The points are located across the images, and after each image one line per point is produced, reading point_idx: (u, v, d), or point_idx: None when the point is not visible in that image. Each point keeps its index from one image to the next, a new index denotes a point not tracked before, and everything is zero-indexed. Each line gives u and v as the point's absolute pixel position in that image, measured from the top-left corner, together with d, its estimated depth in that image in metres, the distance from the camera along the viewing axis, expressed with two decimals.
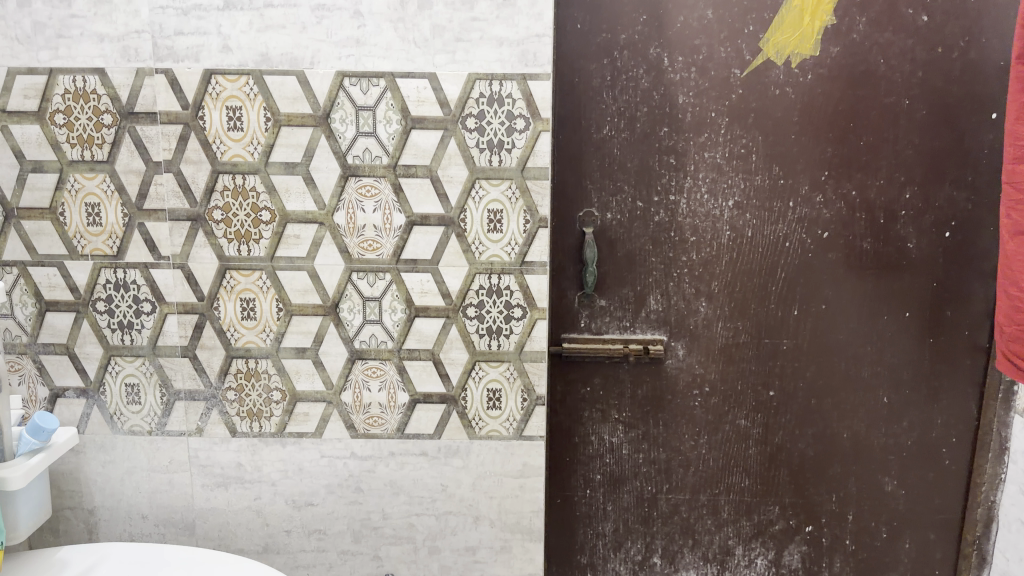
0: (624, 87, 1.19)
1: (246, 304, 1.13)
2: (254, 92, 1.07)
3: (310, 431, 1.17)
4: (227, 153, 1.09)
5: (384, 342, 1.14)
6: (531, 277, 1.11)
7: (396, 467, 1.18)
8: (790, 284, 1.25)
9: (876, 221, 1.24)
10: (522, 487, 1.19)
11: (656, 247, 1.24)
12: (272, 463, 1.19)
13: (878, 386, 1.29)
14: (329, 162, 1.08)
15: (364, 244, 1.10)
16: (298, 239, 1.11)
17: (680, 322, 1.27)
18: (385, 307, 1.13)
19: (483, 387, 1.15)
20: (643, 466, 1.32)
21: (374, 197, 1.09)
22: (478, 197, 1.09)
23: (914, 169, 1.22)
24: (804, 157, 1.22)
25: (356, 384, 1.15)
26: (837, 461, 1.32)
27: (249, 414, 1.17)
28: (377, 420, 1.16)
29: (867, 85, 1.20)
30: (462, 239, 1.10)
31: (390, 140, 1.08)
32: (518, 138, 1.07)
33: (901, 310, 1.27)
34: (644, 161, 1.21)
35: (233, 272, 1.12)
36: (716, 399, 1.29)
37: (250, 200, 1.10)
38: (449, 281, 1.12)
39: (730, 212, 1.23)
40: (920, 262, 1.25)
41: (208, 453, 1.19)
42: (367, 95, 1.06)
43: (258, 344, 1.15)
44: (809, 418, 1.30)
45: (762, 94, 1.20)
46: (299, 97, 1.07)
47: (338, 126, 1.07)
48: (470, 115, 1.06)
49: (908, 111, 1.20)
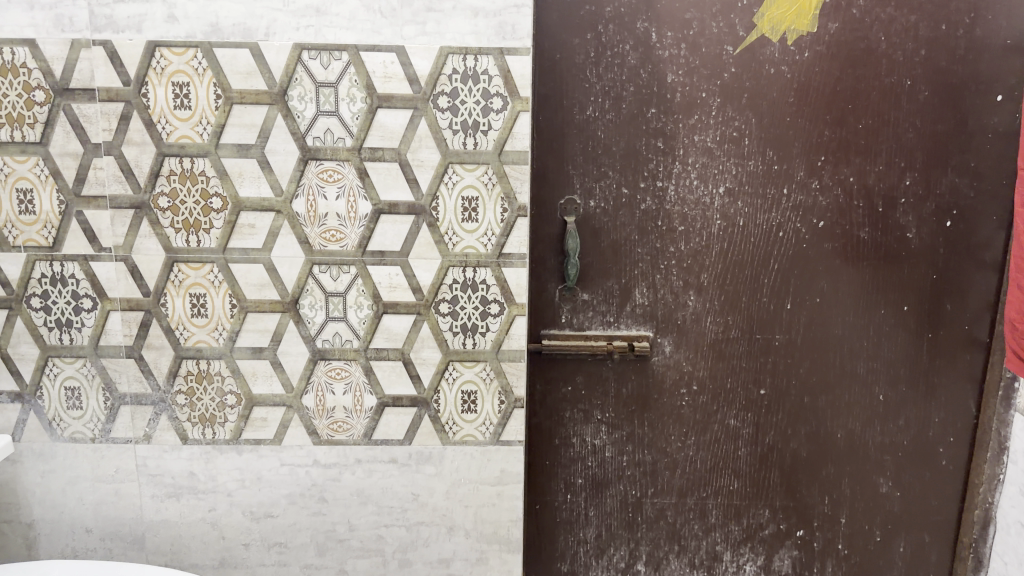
0: (609, 65, 1.10)
1: (196, 300, 1.03)
2: (203, 66, 0.97)
3: (268, 438, 1.08)
4: (174, 134, 0.99)
5: (349, 342, 1.05)
6: (509, 270, 1.03)
7: (364, 475, 1.09)
8: (783, 276, 1.18)
9: (875, 208, 1.16)
10: (499, 495, 1.10)
11: (643, 237, 1.16)
12: (228, 472, 1.10)
13: (875, 383, 1.22)
14: (287, 144, 0.98)
15: (326, 234, 1.01)
16: (253, 229, 1.01)
17: (668, 316, 1.18)
18: (351, 303, 1.03)
19: (457, 389, 1.06)
20: (627, 469, 1.24)
21: (337, 182, 0.99)
22: (451, 182, 1.00)
23: (915, 154, 1.15)
24: (801, 141, 1.14)
25: (318, 387, 1.06)
26: (830, 463, 1.25)
27: (201, 419, 1.08)
28: (342, 426, 1.07)
29: (867, 63, 1.12)
30: (434, 229, 1.01)
31: (355, 120, 0.98)
32: (494, 119, 0.98)
33: (899, 303, 1.20)
34: (631, 144, 1.13)
35: (182, 264, 1.02)
36: (704, 397, 1.22)
37: (199, 185, 1.00)
38: (420, 274, 1.03)
39: (722, 199, 1.15)
40: (921, 252, 1.18)
41: (157, 461, 1.10)
42: (328, 70, 0.96)
43: (210, 344, 1.05)
44: (803, 416, 1.23)
45: (757, 73, 1.11)
46: (252, 72, 0.96)
47: (296, 104, 0.97)
48: (442, 93, 0.97)
49: (910, 92, 1.13)
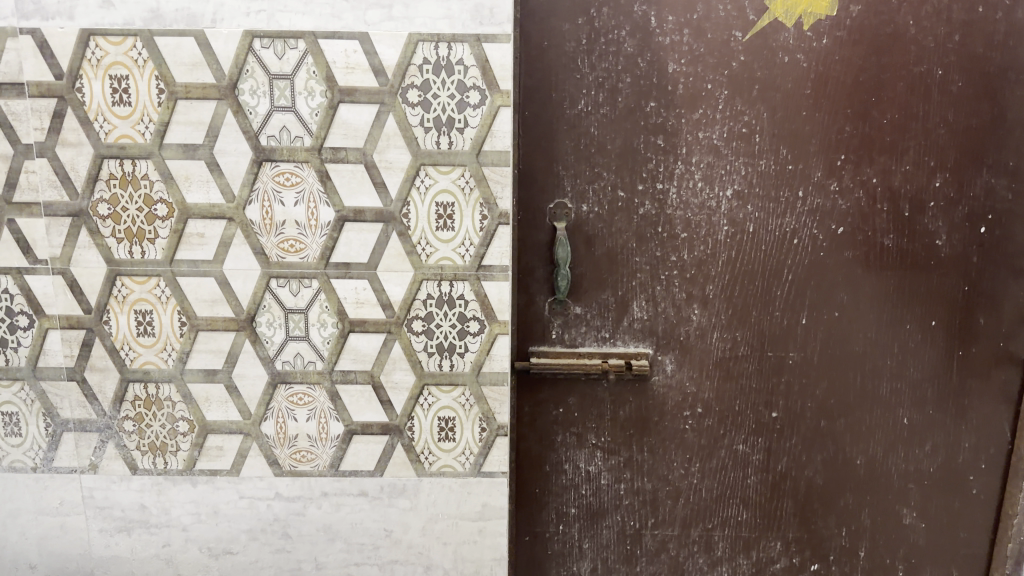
0: (603, 53, 0.98)
1: (142, 318, 0.93)
2: (144, 57, 0.86)
3: (225, 469, 0.98)
4: (113, 134, 0.88)
5: (312, 363, 0.94)
6: (490, 284, 0.92)
7: (331, 509, 0.99)
8: (798, 288, 1.06)
9: (901, 213, 1.04)
10: (481, 532, 1.00)
11: (641, 244, 1.04)
12: (182, 505, 0.99)
13: (899, 405, 1.10)
14: (238, 144, 0.88)
15: (284, 244, 0.90)
16: (202, 239, 0.90)
17: (670, 332, 1.07)
18: (313, 321, 0.93)
19: (433, 416, 0.96)
20: (626, 498, 1.13)
21: (295, 186, 0.89)
22: (424, 187, 0.89)
23: (947, 152, 1.03)
24: (818, 138, 1.02)
25: (279, 414, 0.95)
26: (848, 492, 1.13)
27: (151, 448, 0.98)
28: (306, 456, 0.97)
29: (893, 50, 1.00)
30: (405, 239, 0.90)
31: (314, 117, 0.87)
32: (471, 116, 0.87)
33: (927, 317, 1.07)
34: (628, 142, 1.01)
35: (126, 278, 0.92)
36: (709, 420, 1.10)
37: (142, 190, 0.89)
38: (390, 289, 0.92)
39: (729, 202, 1.03)
40: (952, 261, 1.06)
41: (105, 493, 0.99)
42: (283, 60, 0.85)
43: (159, 366, 0.94)
44: (819, 441, 1.11)
45: (769, 62, 1.00)
46: (198, 64, 0.86)
47: (248, 99, 0.87)
48: (412, 85, 0.86)
49: (941, 82, 1.01)
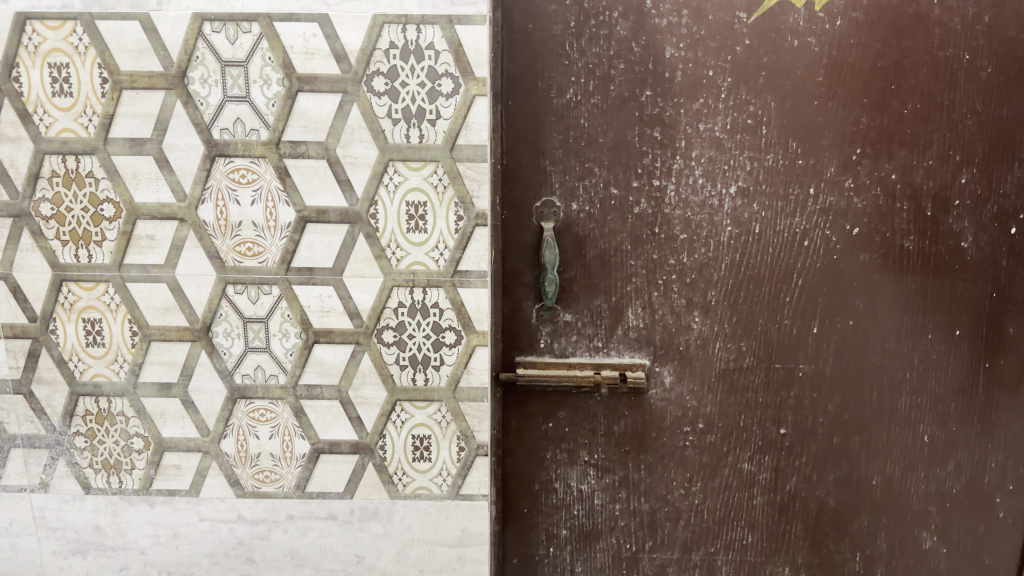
0: (593, 36, 0.90)
1: (91, 326, 0.86)
2: (85, 43, 0.78)
3: (184, 489, 0.91)
4: (54, 128, 0.81)
5: (274, 377, 0.86)
6: (467, 291, 0.84)
7: (299, 533, 0.91)
8: (809, 295, 0.97)
9: (923, 212, 0.95)
10: (461, 559, 0.92)
11: (636, 246, 0.96)
12: (140, 526, 0.92)
13: (919, 421, 1.01)
14: (189, 138, 0.80)
15: (241, 247, 0.82)
16: (152, 241, 0.83)
17: (668, 342, 0.99)
18: (275, 331, 0.85)
19: (407, 434, 0.88)
20: (621, 520, 1.04)
21: (251, 184, 0.81)
22: (393, 185, 0.81)
23: (975, 145, 0.93)
24: (832, 130, 0.93)
25: (240, 431, 0.88)
26: (864, 515, 1.04)
27: (105, 466, 0.90)
28: (270, 476, 0.89)
29: (916, 33, 0.90)
30: (373, 242, 0.82)
31: (270, 107, 0.79)
32: (444, 106, 0.79)
33: (951, 326, 0.98)
34: (622, 134, 0.93)
35: (72, 284, 0.84)
36: (712, 437, 1.02)
37: (87, 189, 0.82)
38: (358, 296, 0.84)
39: (733, 200, 0.95)
40: (980, 264, 0.96)
41: (57, 514, 0.92)
42: (235, 45, 0.78)
43: (110, 378, 0.87)
44: (832, 460, 1.02)
45: (777, 46, 0.91)
46: (144, 50, 0.78)
47: (198, 88, 0.79)
48: (378, 73, 0.78)
49: (968, 68, 0.91)
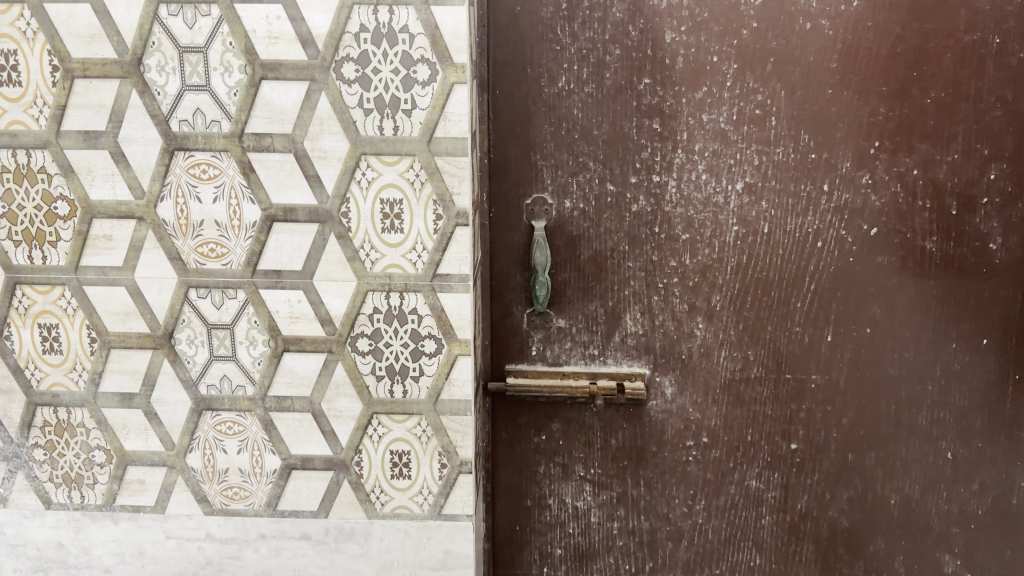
0: (586, 20, 0.84)
1: (47, 332, 0.80)
2: (33, 28, 0.73)
3: (149, 505, 0.85)
4: (3, 120, 0.75)
5: (241, 387, 0.81)
6: (447, 296, 0.77)
7: (271, 553, 0.85)
8: (822, 300, 0.90)
9: (946, 211, 0.87)
10: None
11: (634, 247, 0.89)
12: (103, 543, 0.86)
13: (941, 437, 0.93)
14: (146, 131, 0.74)
15: (204, 248, 0.76)
16: (109, 242, 0.77)
17: (669, 350, 0.92)
18: (241, 339, 0.79)
19: (384, 449, 0.82)
20: (619, 539, 0.98)
21: (213, 180, 0.75)
22: (366, 181, 0.75)
23: (1004, 138, 0.85)
24: (846, 121, 0.86)
25: (206, 444, 0.82)
26: (880, 537, 0.96)
27: (65, 480, 0.85)
28: (239, 492, 0.84)
29: (938, 15, 0.83)
30: (346, 243, 0.76)
31: (232, 97, 0.73)
32: (419, 95, 0.73)
33: (977, 335, 0.90)
34: (618, 126, 0.86)
35: (26, 287, 0.79)
36: (716, 452, 0.95)
37: (39, 185, 0.76)
38: (330, 302, 0.78)
39: (738, 197, 0.88)
40: (1010, 268, 0.88)
41: (17, 529, 0.87)
42: (194, 30, 0.72)
43: (68, 387, 0.82)
44: (846, 478, 0.94)
45: (787, 29, 0.84)
46: (96, 36, 0.72)
47: (155, 77, 0.73)
48: (349, 59, 0.72)
49: (997, 54, 0.83)
